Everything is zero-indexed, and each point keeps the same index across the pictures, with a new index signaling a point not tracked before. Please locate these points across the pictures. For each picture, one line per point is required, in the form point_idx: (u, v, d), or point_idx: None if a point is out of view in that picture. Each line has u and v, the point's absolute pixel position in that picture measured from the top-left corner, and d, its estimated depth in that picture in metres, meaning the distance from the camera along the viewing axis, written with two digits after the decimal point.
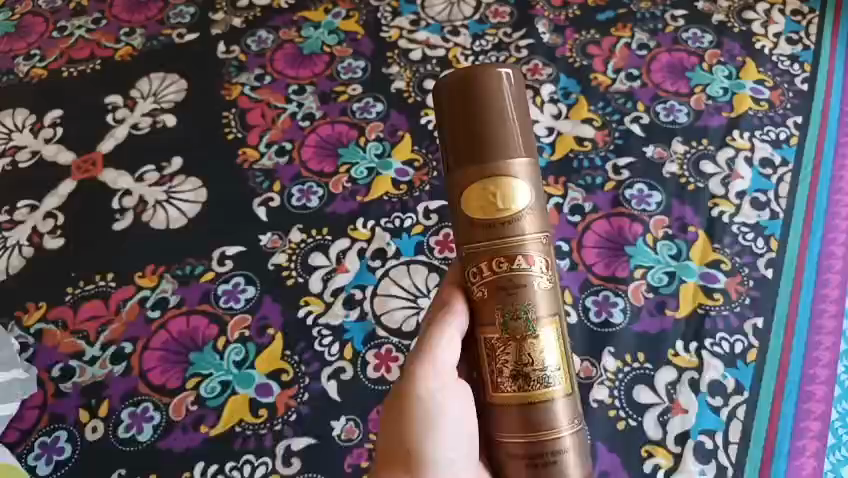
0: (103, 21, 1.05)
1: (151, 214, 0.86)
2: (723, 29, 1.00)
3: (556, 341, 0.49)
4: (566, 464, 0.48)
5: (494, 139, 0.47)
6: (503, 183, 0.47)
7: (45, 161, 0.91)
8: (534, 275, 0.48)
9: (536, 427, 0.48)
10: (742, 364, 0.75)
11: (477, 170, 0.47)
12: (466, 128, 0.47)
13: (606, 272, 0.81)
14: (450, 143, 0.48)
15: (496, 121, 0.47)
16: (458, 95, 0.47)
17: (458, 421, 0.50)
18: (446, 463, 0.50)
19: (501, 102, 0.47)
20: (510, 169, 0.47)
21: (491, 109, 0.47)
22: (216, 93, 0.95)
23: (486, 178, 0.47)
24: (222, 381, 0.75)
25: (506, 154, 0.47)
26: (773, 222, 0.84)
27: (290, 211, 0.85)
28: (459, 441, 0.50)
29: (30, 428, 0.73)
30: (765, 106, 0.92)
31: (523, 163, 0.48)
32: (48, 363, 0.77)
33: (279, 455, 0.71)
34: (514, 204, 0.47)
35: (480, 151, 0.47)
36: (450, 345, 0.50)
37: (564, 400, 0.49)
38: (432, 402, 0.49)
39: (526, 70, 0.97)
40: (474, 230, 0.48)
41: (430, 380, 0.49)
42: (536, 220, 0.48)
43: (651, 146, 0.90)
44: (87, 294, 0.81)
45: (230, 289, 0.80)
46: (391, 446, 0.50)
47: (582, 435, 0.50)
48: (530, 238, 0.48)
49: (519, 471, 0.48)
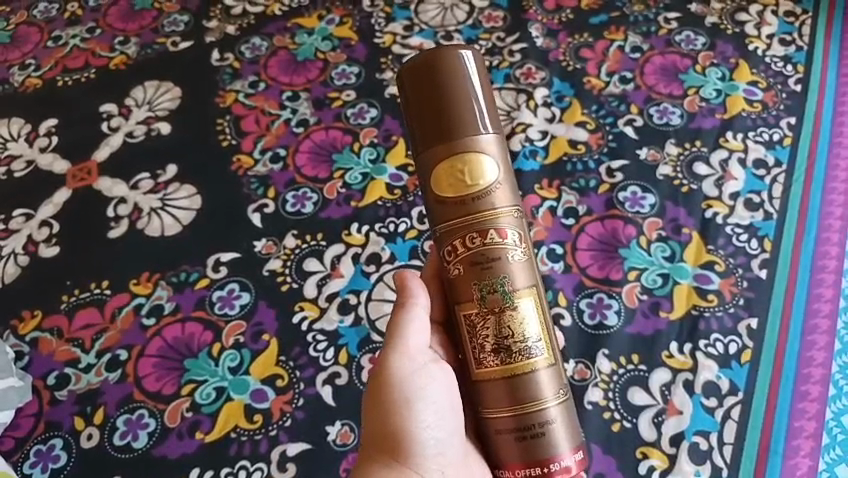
0: (98, 30, 1.05)
1: (146, 221, 0.86)
2: (716, 31, 1.00)
3: (535, 312, 0.50)
4: (555, 433, 0.49)
5: (459, 116, 0.48)
6: (471, 158, 0.48)
7: (40, 170, 0.91)
8: (509, 247, 0.49)
9: (522, 399, 0.49)
10: (736, 364, 0.75)
11: (445, 147, 0.48)
12: (431, 108, 0.48)
13: (600, 274, 0.81)
14: (416, 124, 0.49)
15: (460, 98, 0.48)
16: (422, 78, 0.48)
17: (437, 401, 0.51)
18: (433, 443, 0.51)
19: (463, 80, 0.48)
20: (477, 145, 0.48)
21: (453, 87, 0.48)
22: (210, 100, 0.95)
23: (454, 156, 0.48)
24: (218, 388, 0.75)
25: (473, 129, 0.48)
26: (766, 223, 0.84)
27: (285, 217, 0.85)
28: (442, 420, 0.51)
29: (26, 436, 0.73)
30: (758, 107, 0.92)
31: (489, 138, 0.48)
32: (44, 371, 0.77)
33: (275, 461, 0.71)
34: (485, 179, 0.48)
35: (447, 130, 0.48)
36: (420, 322, 0.52)
37: (547, 370, 0.50)
38: (410, 383, 0.51)
39: (519, 74, 0.97)
40: (447, 210, 0.49)
41: (404, 363, 0.51)
42: (507, 193, 0.49)
43: (644, 148, 0.90)
44: (82, 302, 0.81)
45: (225, 296, 0.80)
46: (377, 433, 0.50)
47: (569, 403, 0.51)
48: (503, 211, 0.49)
49: (509, 444, 0.49)
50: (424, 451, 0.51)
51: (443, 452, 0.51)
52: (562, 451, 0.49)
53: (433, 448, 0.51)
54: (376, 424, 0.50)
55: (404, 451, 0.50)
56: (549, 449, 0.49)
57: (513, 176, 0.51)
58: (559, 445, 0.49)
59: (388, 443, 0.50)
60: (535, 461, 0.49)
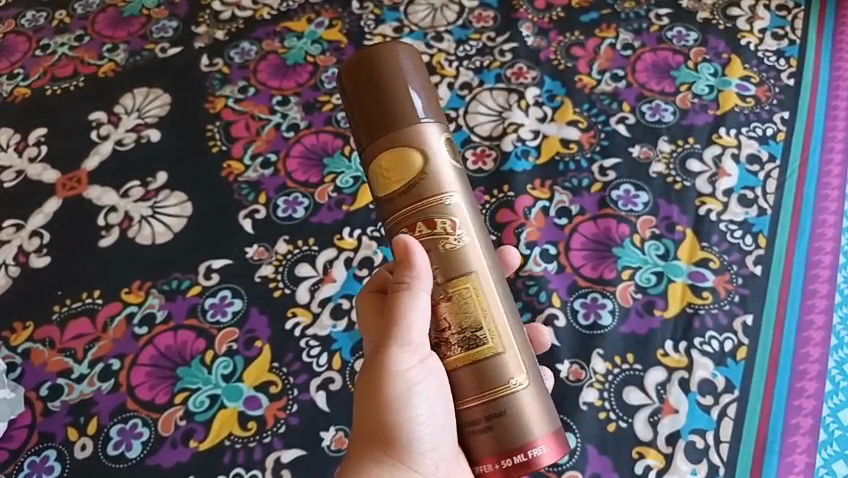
0: (86, 37, 1.05)
1: (137, 230, 0.86)
2: (708, 27, 0.99)
3: (496, 293, 0.49)
4: (528, 416, 0.48)
5: (378, 115, 0.48)
6: (414, 147, 0.48)
7: (30, 180, 0.91)
8: (462, 231, 0.49)
9: (490, 383, 0.48)
10: (732, 362, 0.75)
11: (387, 138, 0.48)
12: (369, 102, 0.48)
13: (594, 274, 0.81)
14: (357, 120, 0.49)
15: (377, 97, 0.48)
16: (356, 76, 0.49)
17: (432, 395, 0.48)
18: (426, 439, 0.49)
19: (385, 78, 0.48)
20: (419, 133, 0.48)
21: (372, 86, 0.48)
22: (199, 106, 0.95)
23: (397, 146, 0.48)
24: (211, 395, 0.75)
25: (391, 126, 0.48)
26: (761, 219, 0.83)
27: (277, 223, 0.85)
28: (438, 417, 0.49)
29: (19, 448, 0.73)
30: (751, 103, 0.92)
31: (408, 134, 0.48)
32: (37, 382, 0.77)
33: (269, 468, 0.70)
34: (429, 167, 0.48)
35: (387, 121, 0.48)
36: (421, 308, 0.48)
37: (516, 351, 0.49)
38: (405, 376, 0.48)
39: (510, 74, 0.96)
40: (396, 200, 0.49)
41: (401, 354, 0.48)
42: (455, 179, 0.49)
43: (636, 146, 0.89)
44: (74, 312, 0.81)
45: (217, 303, 0.80)
46: (366, 425, 0.49)
47: (542, 386, 0.50)
48: (452, 196, 0.49)
49: (482, 433, 0.48)
50: (419, 446, 0.49)
51: (438, 448, 0.49)
52: (538, 433, 0.48)
53: (429, 444, 0.49)
54: (368, 417, 0.49)
55: (397, 445, 0.48)
56: (524, 433, 0.48)
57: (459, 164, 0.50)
58: (535, 427, 0.48)
59: (380, 437, 0.48)
60: (510, 447, 0.47)
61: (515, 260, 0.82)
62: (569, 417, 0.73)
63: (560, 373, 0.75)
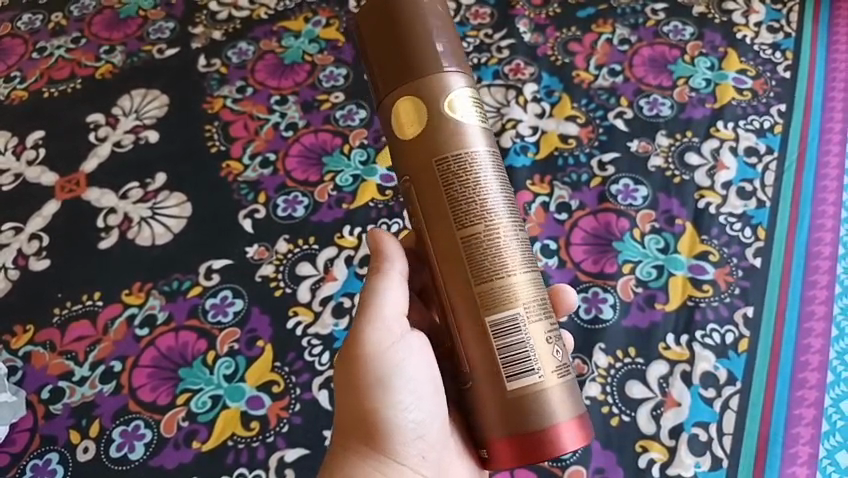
0: (83, 40, 1.05)
1: (136, 231, 0.86)
2: (704, 21, 1.00)
3: (522, 259, 0.46)
4: (552, 396, 0.46)
5: (407, 61, 0.46)
6: (436, 100, 0.46)
7: (29, 183, 0.91)
8: (485, 189, 0.46)
9: (510, 358, 0.45)
10: (734, 355, 0.75)
11: (411, 88, 0.46)
12: (392, 52, 0.46)
13: (595, 269, 0.81)
14: (378, 72, 0.47)
15: (409, 44, 0.46)
16: (384, 21, 0.47)
17: (414, 377, 0.49)
18: (412, 426, 0.48)
19: (417, 23, 0.46)
20: (443, 86, 0.46)
21: (402, 31, 0.46)
22: (198, 107, 0.95)
23: (418, 97, 0.46)
24: (213, 395, 0.75)
25: (419, 74, 0.46)
26: (760, 211, 0.83)
27: (276, 222, 0.85)
28: (422, 401, 0.49)
29: (21, 451, 0.73)
30: (749, 96, 0.92)
31: (433, 85, 0.46)
32: (38, 385, 0.77)
33: (273, 467, 0.70)
34: (451, 121, 0.46)
35: (408, 72, 0.46)
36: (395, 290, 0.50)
37: (540, 324, 0.46)
38: (386, 359, 0.48)
39: (508, 70, 0.96)
40: (413, 156, 0.46)
41: (378, 336, 0.48)
42: (480, 137, 0.47)
43: (635, 140, 0.89)
44: (74, 314, 0.81)
45: (218, 303, 0.80)
46: (350, 419, 0.48)
47: (569, 368, 0.47)
48: (475, 154, 0.46)
49: (497, 414, 0.46)
50: (405, 435, 0.48)
51: (423, 436, 0.49)
52: (561, 416, 0.46)
53: (413, 433, 0.49)
54: (349, 407, 0.48)
55: (384, 438, 0.47)
56: (544, 413, 0.45)
57: (487, 124, 0.48)
58: (557, 408, 0.45)
59: (365, 432, 0.47)
60: (528, 429, 0.45)
61: None
62: None
63: None
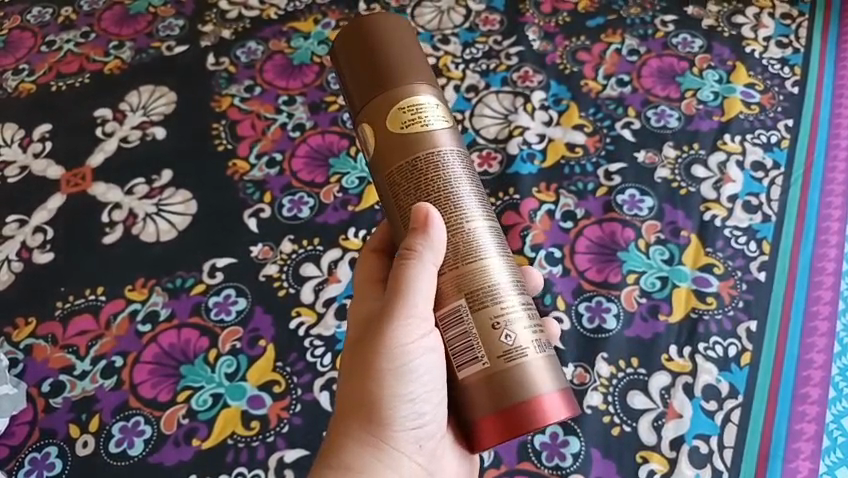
0: (92, 34, 1.05)
1: (141, 227, 0.85)
2: (713, 34, 1.00)
3: (495, 244, 0.48)
4: (531, 370, 0.47)
5: (377, 76, 0.49)
6: (406, 104, 0.49)
7: (34, 176, 0.91)
8: (455, 182, 0.48)
9: (466, 347, 0.47)
10: (736, 367, 0.75)
11: (381, 100, 0.49)
12: (360, 69, 0.50)
13: (599, 278, 0.81)
14: (350, 88, 0.50)
15: (377, 60, 0.49)
16: (353, 44, 0.50)
17: (429, 372, 0.49)
18: (413, 417, 0.49)
19: (382, 40, 0.50)
20: (410, 91, 0.49)
21: (369, 51, 0.50)
22: (206, 105, 0.95)
23: (390, 103, 0.49)
24: (214, 394, 0.74)
25: (388, 86, 0.49)
26: (765, 225, 0.83)
27: (281, 222, 0.85)
28: (430, 395, 0.49)
29: (20, 444, 0.73)
30: (756, 110, 0.92)
31: (402, 94, 0.49)
32: (39, 378, 0.76)
33: (272, 467, 0.70)
34: (423, 121, 0.48)
35: (377, 82, 0.49)
36: (427, 279, 0.47)
37: (515, 302, 0.48)
38: (401, 350, 0.48)
39: (516, 77, 0.97)
40: (387, 158, 0.49)
41: (403, 328, 0.48)
42: (450, 137, 0.49)
43: (642, 151, 0.89)
44: (77, 308, 0.80)
45: (221, 301, 0.80)
46: (353, 402, 0.48)
47: (529, 349, 0.47)
48: (445, 151, 0.49)
49: (477, 395, 0.47)
50: (404, 426, 0.49)
51: (422, 427, 0.50)
52: (541, 388, 0.47)
53: (413, 422, 0.49)
54: (356, 390, 0.48)
55: (383, 425, 0.48)
56: (524, 387, 0.46)
57: (455, 127, 0.51)
58: (535, 380, 0.47)
59: (367, 417, 0.48)
60: (510, 403, 0.46)
61: (520, 262, 0.82)
62: (573, 421, 0.73)
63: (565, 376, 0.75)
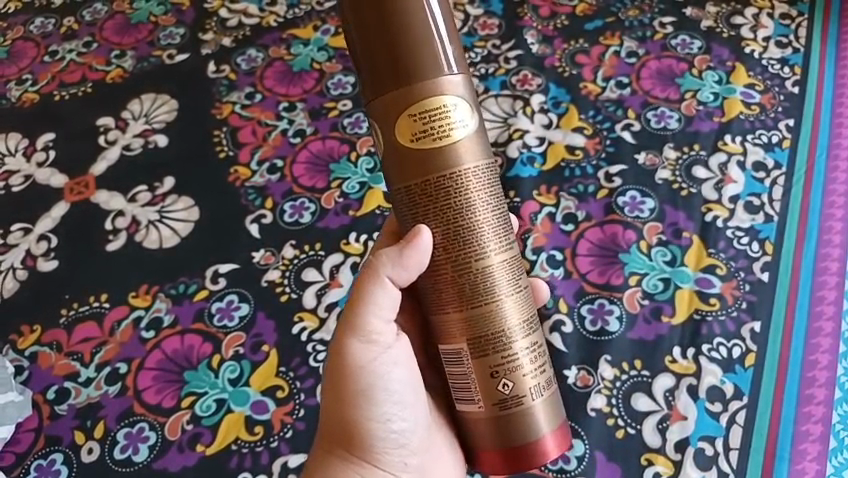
0: (94, 44, 1.05)
1: (144, 234, 0.86)
2: (712, 35, 1.00)
3: (512, 275, 0.48)
4: (539, 413, 0.49)
5: (407, 63, 0.44)
6: (437, 109, 0.45)
7: (39, 185, 0.91)
8: (482, 207, 0.46)
9: (464, 386, 0.49)
10: (740, 369, 0.75)
11: (407, 92, 0.45)
12: (384, 56, 0.44)
13: (600, 280, 0.81)
14: (370, 68, 0.45)
15: (407, 41, 0.44)
16: (374, 15, 0.44)
17: (397, 389, 0.50)
18: (395, 435, 0.51)
19: (415, 16, 0.44)
20: (442, 92, 0.45)
21: (396, 28, 0.44)
22: (207, 112, 0.95)
23: (423, 101, 0.45)
24: (218, 399, 0.75)
25: (420, 78, 0.44)
26: (767, 225, 0.83)
27: (283, 228, 0.85)
28: (405, 411, 0.51)
29: (26, 451, 0.73)
30: (756, 110, 0.92)
31: (434, 86, 0.45)
32: (44, 385, 0.77)
33: (277, 472, 0.70)
34: (454, 130, 0.45)
35: (402, 76, 0.44)
36: (389, 296, 0.48)
37: (521, 346, 0.48)
38: (368, 373, 0.49)
39: (515, 81, 0.97)
40: (408, 165, 0.46)
41: (363, 349, 0.49)
42: (479, 147, 0.47)
43: (642, 153, 0.89)
44: (81, 315, 0.81)
45: (224, 307, 0.80)
46: (334, 428, 0.50)
47: (523, 400, 0.48)
48: (473, 169, 0.46)
49: (488, 431, 0.49)
50: (387, 445, 0.51)
51: (405, 445, 0.52)
52: (547, 430, 0.49)
53: (395, 440, 0.51)
54: (333, 420, 0.50)
55: (365, 446, 0.50)
56: (532, 430, 0.49)
57: (483, 130, 0.48)
58: (542, 423, 0.49)
59: (348, 441, 0.50)
60: (518, 444, 0.48)
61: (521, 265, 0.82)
62: (577, 424, 0.73)
63: (568, 379, 0.75)
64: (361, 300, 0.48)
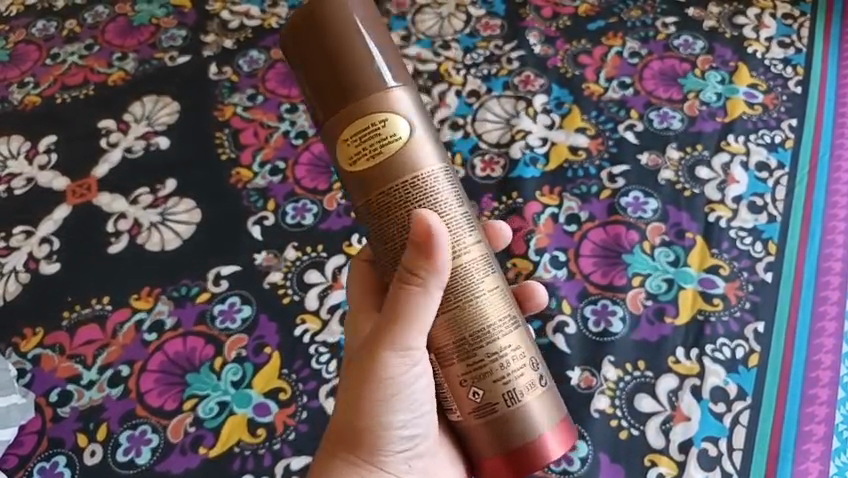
0: (96, 46, 1.05)
1: (146, 236, 0.86)
2: (714, 35, 1.00)
3: (484, 276, 0.48)
4: (533, 409, 0.48)
5: (352, 80, 0.45)
6: (386, 117, 0.45)
7: (41, 187, 0.91)
8: (446, 212, 0.47)
9: (450, 392, 0.49)
10: (744, 369, 0.74)
11: (354, 108, 0.45)
12: (326, 73, 0.45)
13: (604, 281, 0.81)
14: (317, 91, 0.46)
15: (348, 58, 0.45)
16: (312, 39, 0.45)
17: (420, 398, 0.50)
18: (405, 440, 0.51)
19: (353, 33, 0.45)
20: (387, 100, 0.45)
21: (336, 48, 0.45)
22: (209, 114, 0.95)
23: (371, 114, 0.45)
24: (220, 402, 0.74)
25: (364, 94, 0.45)
26: (770, 226, 0.83)
27: (285, 229, 0.85)
28: (420, 418, 0.51)
29: (29, 454, 0.73)
30: (759, 110, 0.92)
31: (380, 100, 0.45)
32: (46, 388, 0.77)
33: (279, 474, 0.70)
34: (406, 136, 0.46)
35: (346, 90, 0.45)
36: (430, 305, 0.46)
37: (503, 345, 0.48)
38: (398, 381, 0.48)
39: (518, 82, 0.97)
40: (366, 181, 0.46)
41: (399, 360, 0.47)
42: (435, 152, 0.47)
43: (645, 153, 0.89)
44: (83, 318, 0.81)
45: (226, 309, 0.80)
46: (347, 431, 0.49)
47: (513, 398, 0.48)
48: (431, 174, 0.46)
49: (484, 434, 0.48)
50: (395, 449, 0.50)
51: (411, 449, 0.51)
52: (545, 426, 0.49)
53: (403, 445, 0.51)
54: (349, 419, 0.48)
55: (377, 450, 0.49)
56: (528, 428, 0.48)
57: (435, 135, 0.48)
58: (538, 419, 0.48)
59: (360, 445, 0.49)
60: (516, 444, 0.48)
61: (524, 266, 0.82)
62: (580, 425, 0.72)
63: (571, 380, 0.75)
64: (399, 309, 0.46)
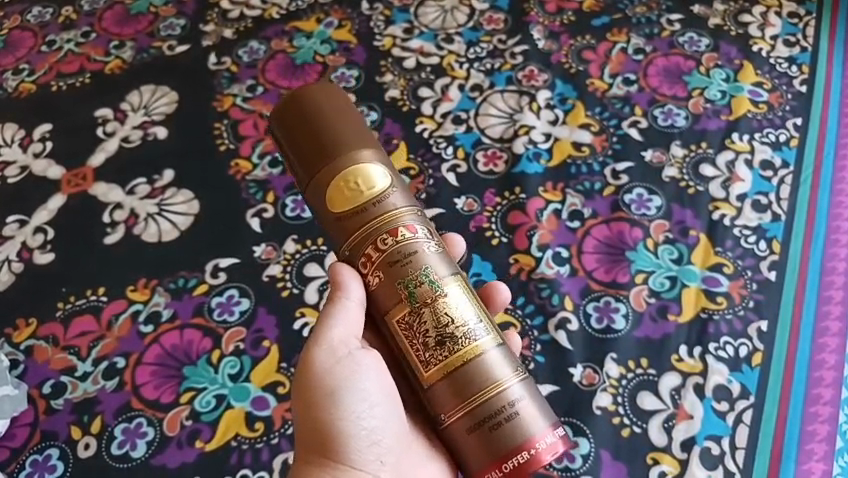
0: (93, 34, 1.04)
1: (142, 227, 0.84)
2: (719, 33, 0.99)
3: (461, 292, 0.50)
4: (523, 414, 0.49)
5: (326, 143, 0.50)
6: (356, 171, 0.50)
7: (35, 176, 0.90)
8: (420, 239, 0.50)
9: (443, 404, 0.49)
10: (747, 368, 0.73)
11: (328, 167, 0.50)
12: (304, 140, 0.51)
13: (607, 278, 0.80)
14: (297, 161, 0.52)
15: (320, 126, 0.51)
16: (289, 118, 0.52)
17: (368, 389, 0.50)
18: (365, 435, 0.50)
19: (322, 106, 0.51)
20: (357, 157, 0.51)
21: (310, 121, 0.51)
22: (207, 105, 0.94)
23: (342, 171, 0.50)
24: (217, 395, 0.73)
25: (340, 152, 0.50)
26: (775, 224, 0.82)
27: (284, 222, 0.83)
28: (377, 410, 0.50)
29: (21, 446, 0.71)
30: (764, 108, 0.91)
31: (352, 155, 0.50)
32: (40, 379, 0.75)
33: (277, 469, 0.69)
34: (377, 184, 0.50)
35: (324, 150, 0.50)
36: (351, 313, 0.51)
37: (489, 350, 0.49)
38: (335, 374, 0.49)
39: (521, 77, 0.96)
40: (349, 228, 0.50)
41: (326, 356, 0.50)
42: (403, 196, 0.51)
43: (649, 150, 0.88)
44: (78, 309, 0.79)
45: (224, 302, 0.78)
46: (308, 438, 0.50)
47: (504, 401, 0.48)
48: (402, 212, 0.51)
49: (478, 444, 0.48)
50: (359, 443, 0.50)
51: (379, 442, 0.51)
52: (536, 428, 0.49)
53: (368, 441, 0.50)
54: (306, 424, 0.49)
55: (336, 447, 0.49)
56: (522, 429, 0.48)
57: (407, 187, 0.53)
58: (528, 423, 0.49)
59: (322, 448, 0.49)
60: (512, 447, 0.48)
61: (526, 262, 0.81)
62: (584, 424, 0.71)
63: (573, 377, 0.74)
64: (328, 314, 0.51)
